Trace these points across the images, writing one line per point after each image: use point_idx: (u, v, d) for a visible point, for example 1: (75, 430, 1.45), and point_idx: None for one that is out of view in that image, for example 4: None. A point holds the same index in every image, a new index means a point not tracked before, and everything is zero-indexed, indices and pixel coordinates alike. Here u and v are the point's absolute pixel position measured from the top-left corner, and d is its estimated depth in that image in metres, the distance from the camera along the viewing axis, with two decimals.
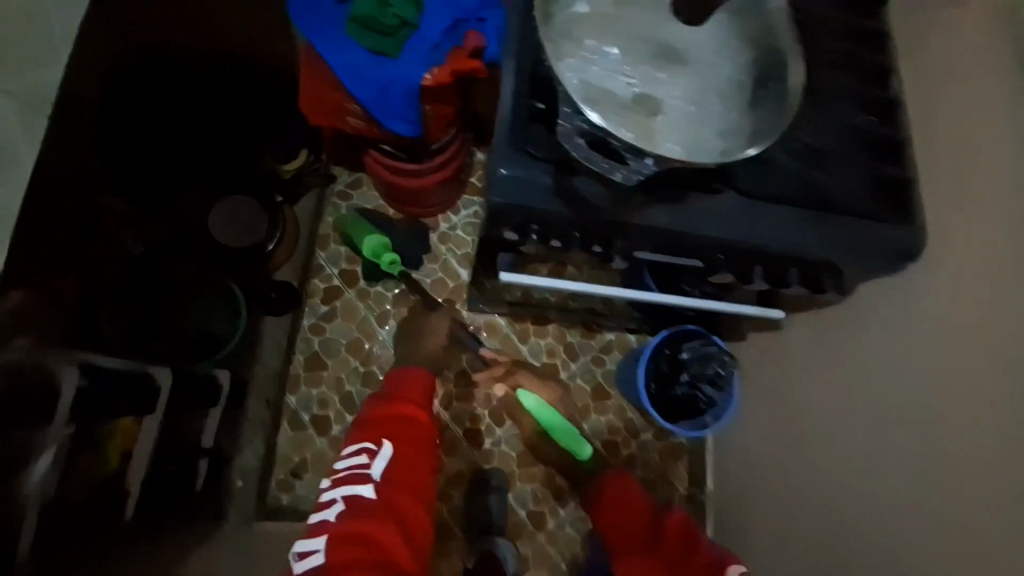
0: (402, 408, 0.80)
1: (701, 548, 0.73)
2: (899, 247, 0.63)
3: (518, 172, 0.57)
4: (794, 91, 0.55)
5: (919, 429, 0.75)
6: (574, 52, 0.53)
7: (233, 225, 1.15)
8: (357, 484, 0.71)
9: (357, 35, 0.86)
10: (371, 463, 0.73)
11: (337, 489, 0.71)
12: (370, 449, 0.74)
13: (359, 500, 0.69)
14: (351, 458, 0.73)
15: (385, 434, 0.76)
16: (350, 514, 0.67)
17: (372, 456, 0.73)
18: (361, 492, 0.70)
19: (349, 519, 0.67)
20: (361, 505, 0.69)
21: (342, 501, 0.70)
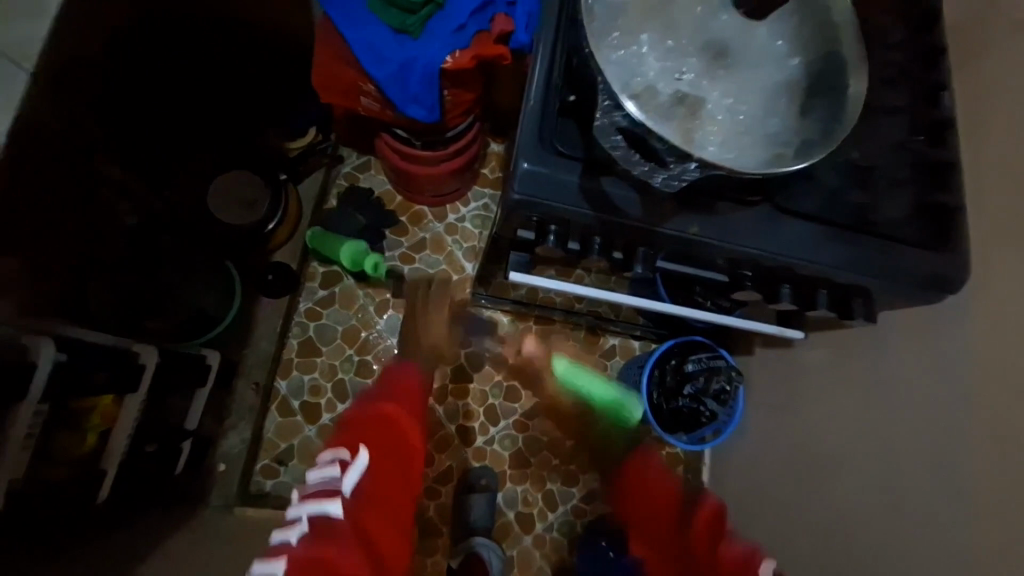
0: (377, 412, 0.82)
1: (728, 542, 0.67)
2: (935, 275, 0.60)
3: (545, 169, 0.53)
4: (853, 100, 0.51)
5: (930, 464, 0.72)
6: (619, 44, 0.49)
7: (236, 202, 1.12)
8: (326, 499, 0.68)
9: (379, 10, 0.82)
10: (343, 475, 0.71)
11: (305, 505, 0.68)
12: (345, 458, 0.73)
13: (326, 520, 0.66)
14: (326, 471, 0.72)
15: (361, 441, 0.76)
16: (317, 535, 0.64)
17: (346, 467, 0.72)
18: (329, 508, 0.67)
19: (315, 543, 0.63)
20: (327, 523, 0.66)
21: (308, 521, 0.66)
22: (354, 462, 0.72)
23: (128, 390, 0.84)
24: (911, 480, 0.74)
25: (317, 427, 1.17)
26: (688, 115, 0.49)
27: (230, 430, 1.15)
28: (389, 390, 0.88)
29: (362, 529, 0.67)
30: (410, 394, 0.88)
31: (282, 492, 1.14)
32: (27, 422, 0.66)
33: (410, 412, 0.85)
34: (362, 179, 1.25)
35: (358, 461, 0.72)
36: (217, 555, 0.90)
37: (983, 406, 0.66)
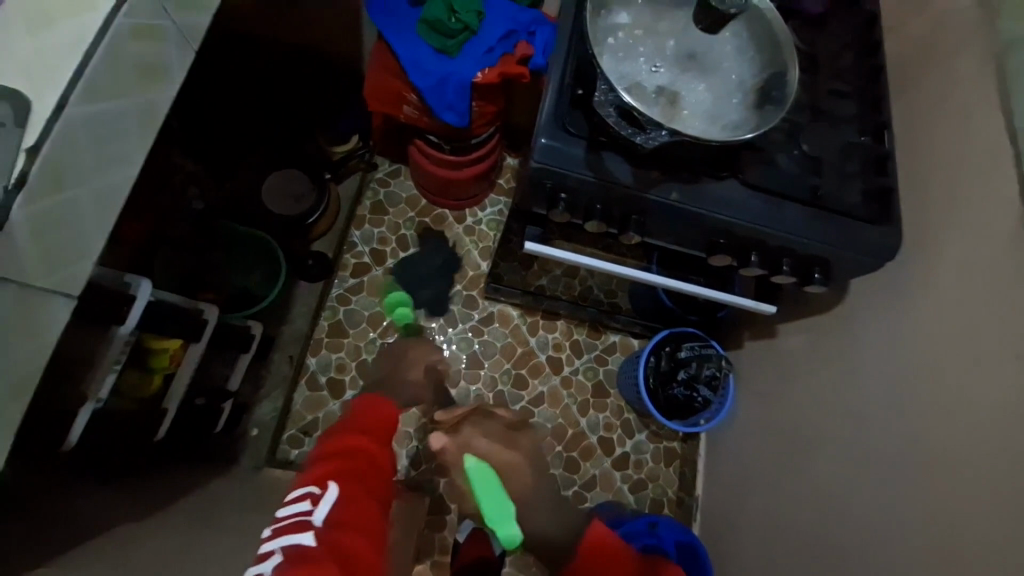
0: (350, 446, 0.87)
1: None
2: (884, 245, 0.73)
3: (557, 143, 0.67)
4: (791, 83, 0.66)
5: (905, 423, 0.83)
6: (613, 52, 0.66)
7: (284, 195, 1.27)
8: (298, 532, 0.72)
9: (424, 34, 1.00)
10: (314, 509, 0.76)
11: (278, 539, 0.73)
12: (316, 492, 0.78)
13: (300, 549, 0.70)
14: (296, 505, 0.77)
15: (333, 472, 0.82)
16: (291, 564, 0.67)
17: (317, 501, 0.77)
18: (301, 540, 0.71)
19: (289, 570, 0.67)
20: (301, 552, 0.70)
21: (281, 553, 0.71)
22: (324, 496, 0.77)
23: (192, 339, 0.95)
24: (890, 440, 0.85)
25: (341, 403, 1.28)
26: (667, 103, 0.64)
27: (264, 398, 1.26)
28: (354, 423, 0.93)
29: (337, 552, 0.72)
30: (375, 425, 0.93)
31: (305, 461, 1.23)
32: (117, 347, 0.79)
33: (377, 448, 0.90)
34: (392, 184, 1.43)
35: (328, 495, 0.78)
36: (250, 507, 0.99)
37: (940, 367, 0.79)
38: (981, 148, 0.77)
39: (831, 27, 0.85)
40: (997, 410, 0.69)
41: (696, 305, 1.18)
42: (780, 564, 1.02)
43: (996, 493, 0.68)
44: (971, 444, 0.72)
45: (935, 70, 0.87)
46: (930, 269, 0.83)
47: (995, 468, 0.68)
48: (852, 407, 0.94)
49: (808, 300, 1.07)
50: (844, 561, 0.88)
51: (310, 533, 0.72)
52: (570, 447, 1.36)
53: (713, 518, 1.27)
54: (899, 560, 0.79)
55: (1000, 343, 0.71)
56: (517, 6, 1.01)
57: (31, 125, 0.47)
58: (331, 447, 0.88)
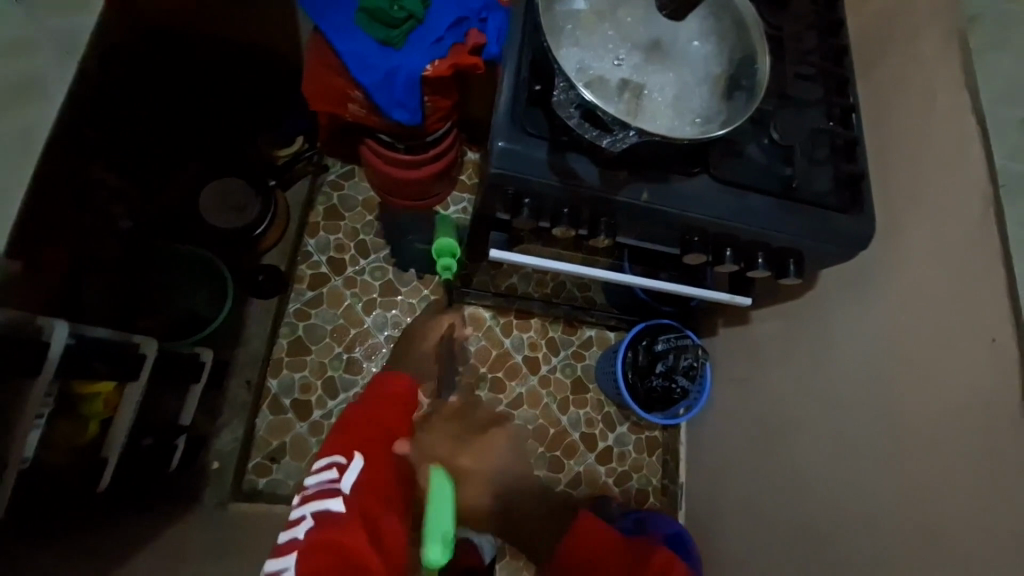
0: (374, 415, 0.82)
1: None
2: (857, 234, 0.71)
3: (516, 146, 0.62)
4: (761, 74, 0.62)
5: (880, 408, 0.83)
6: (571, 44, 0.60)
7: (225, 207, 1.17)
8: (328, 497, 0.71)
9: (365, 25, 0.91)
10: (341, 477, 0.73)
11: (308, 505, 0.71)
12: (342, 461, 0.75)
13: (329, 514, 0.69)
14: (322, 474, 0.74)
15: (357, 441, 0.78)
16: (322, 530, 0.66)
17: (343, 470, 0.74)
18: (330, 505, 0.69)
19: (320, 535, 0.66)
20: (330, 517, 0.68)
21: (312, 518, 0.70)
22: (351, 464, 0.74)
23: (129, 378, 0.87)
24: (864, 422, 0.86)
25: (309, 424, 1.21)
26: (632, 99, 0.59)
27: (223, 427, 1.17)
28: (375, 392, 0.86)
29: (368, 516, 0.69)
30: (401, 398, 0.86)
31: (276, 489, 1.16)
32: (42, 391, 0.70)
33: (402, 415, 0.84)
34: (346, 186, 1.33)
35: (354, 463, 0.74)
36: (216, 551, 0.92)
37: (911, 350, 0.79)
38: (946, 127, 0.76)
39: (794, 6, 0.81)
40: (972, 392, 0.69)
41: (673, 296, 1.16)
42: (765, 549, 1.03)
43: (974, 477, 0.68)
44: (945, 428, 0.72)
45: (897, 46, 0.85)
46: (897, 252, 0.83)
47: (971, 451, 0.69)
48: (827, 393, 0.94)
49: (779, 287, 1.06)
50: (826, 543, 0.89)
51: (337, 499, 0.70)
52: (553, 446, 1.34)
53: (697, 504, 1.28)
54: (882, 543, 0.79)
55: (970, 326, 0.71)
56: None
57: None
58: (353, 417, 0.83)
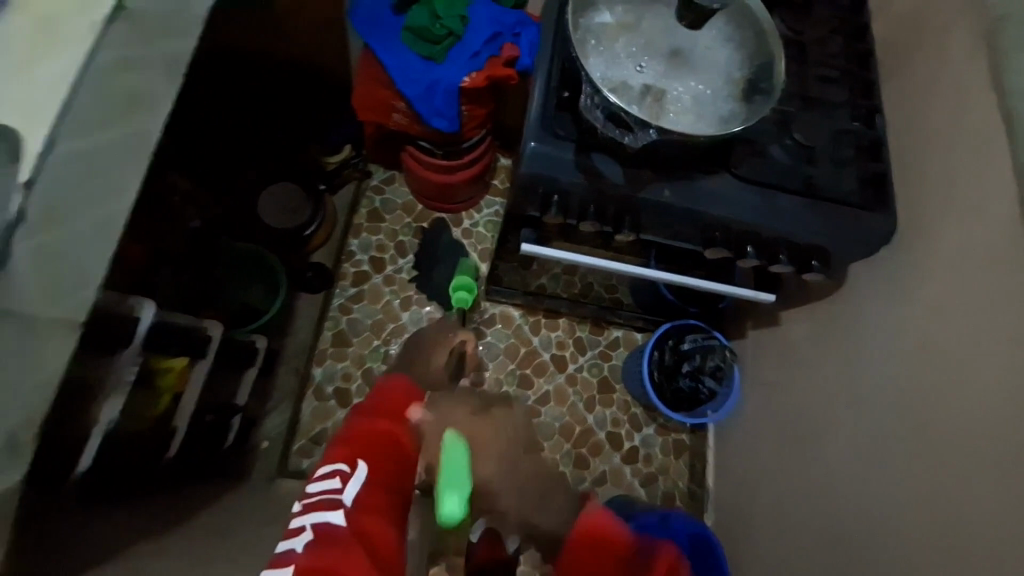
0: (378, 426, 0.79)
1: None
2: (880, 231, 0.72)
3: (546, 147, 0.67)
4: (779, 78, 0.65)
5: (911, 409, 0.83)
6: (598, 54, 0.65)
7: (280, 208, 1.27)
8: (329, 510, 0.67)
9: (410, 42, 1.00)
10: (344, 487, 0.70)
11: (307, 515, 0.68)
12: (346, 471, 0.72)
13: (329, 528, 0.66)
14: (325, 482, 0.70)
15: (363, 450, 0.75)
16: (324, 542, 0.63)
17: (347, 480, 0.71)
18: (332, 517, 0.66)
19: (322, 548, 0.63)
20: (330, 533, 0.65)
21: (312, 529, 0.66)
22: (355, 475, 0.71)
23: (198, 355, 0.97)
24: (895, 423, 0.85)
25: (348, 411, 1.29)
26: (654, 102, 0.64)
27: (273, 411, 1.27)
28: (378, 402, 0.84)
29: (367, 536, 0.67)
30: (401, 409, 0.84)
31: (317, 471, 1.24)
32: (128, 367, 0.82)
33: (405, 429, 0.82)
34: (388, 191, 1.43)
35: (358, 473, 0.72)
36: (264, 521, 1.00)
37: (943, 349, 0.79)
38: (976, 127, 0.77)
39: (820, 12, 0.84)
40: (1005, 391, 0.69)
41: (700, 297, 1.18)
42: (793, 552, 1.02)
43: (1007, 477, 0.67)
44: (976, 425, 0.72)
45: (926, 49, 0.86)
46: (928, 253, 0.83)
47: (1003, 450, 0.68)
48: (858, 395, 0.94)
49: (808, 289, 1.07)
50: (854, 546, 0.89)
51: (338, 515, 0.67)
52: (579, 444, 1.37)
53: (725, 507, 1.28)
54: (912, 544, 0.78)
55: (1003, 324, 0.70)
56: (501, 8, 1.01)
57: (24, 159, 0.49)
58: (357, 425, 0.80)
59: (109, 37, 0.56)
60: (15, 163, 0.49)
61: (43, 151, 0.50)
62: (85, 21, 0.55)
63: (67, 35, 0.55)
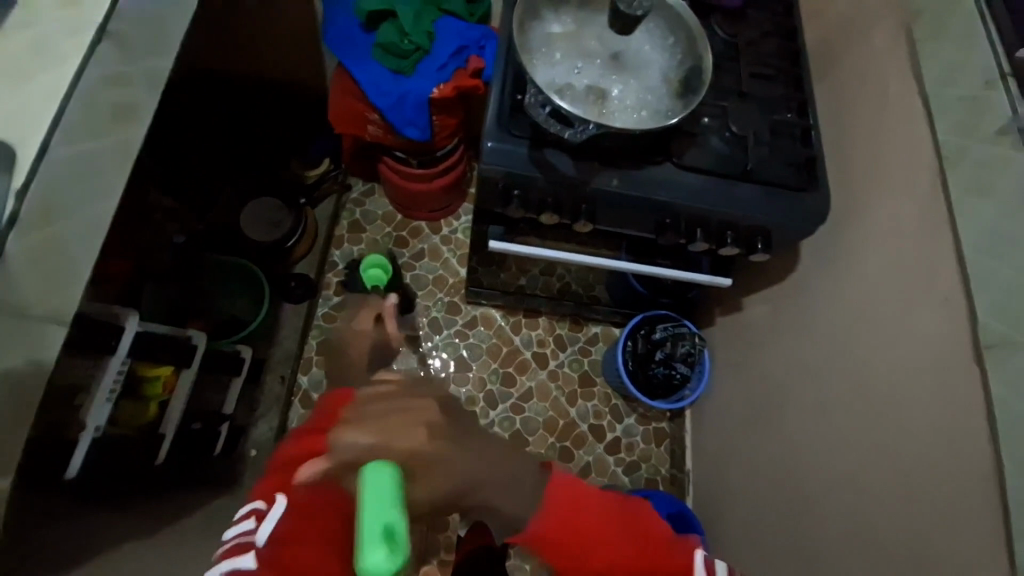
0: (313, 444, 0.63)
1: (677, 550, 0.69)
2: (816, 211, 0.79)
3: (503, 145, 0.73)
4: (706, 70, 0.71)
5: (861, 375, 0.87)
6: (544, 60, 0.72)
7: (260, 220, 1.31)
8: (240, 554, 0.57)
9: (381, 57, 1.06)
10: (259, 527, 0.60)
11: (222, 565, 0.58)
12: (261, 508, 0.61)
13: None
14: (241, 524, 0.61)
15: (286, 477, 0.62)
16: None
17: (261, 518, 0.60)
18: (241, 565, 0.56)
19: None
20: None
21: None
22: (270, 511, 0.60)
23: (184, 364, 0.98)
24: (846, 391, 0.91)
25: None
26: (596, 101, 0.70)
27: (260, 419, 1.28)
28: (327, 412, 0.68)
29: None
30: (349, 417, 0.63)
31: None
32: (114, 372, 0.84)
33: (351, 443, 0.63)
34: (368, 202, 1.48)
35: (274, 509, 0.60)
36: None
37: (883, 318, 0.84)
38: (899, 112, 0.84)
39: (753, 16, 0.92)
40: (939, 350, 0.73)
41: (669, 288, 1.24)
42: (767, 525, 1.06)
43: (943, 428, 0.71)
44: (915, 383, 0.77)
45: (853, 46, 0.94)
46: (867, 229, 0.89)
47: (938, 405, 0.73)
48: (815, 368, 0.99)
49: (768, 274, 1.13)
50: (819, 511, 0.92)
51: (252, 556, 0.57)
52: (563, 437, 1.40)
53: (704, 491, 1.32)
54: (867, 503, 0.82)
55: (932, 288, 0.76)
56: (465, 24, 1.08)
57: (20, 168, 0.51)
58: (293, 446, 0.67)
59: (97, 54, 0.58)
60: (12, 172, 0.51)
61: (38, 156, 0.52)
62: (74, 40, 0.58)
63: (61, 51, 0.57)
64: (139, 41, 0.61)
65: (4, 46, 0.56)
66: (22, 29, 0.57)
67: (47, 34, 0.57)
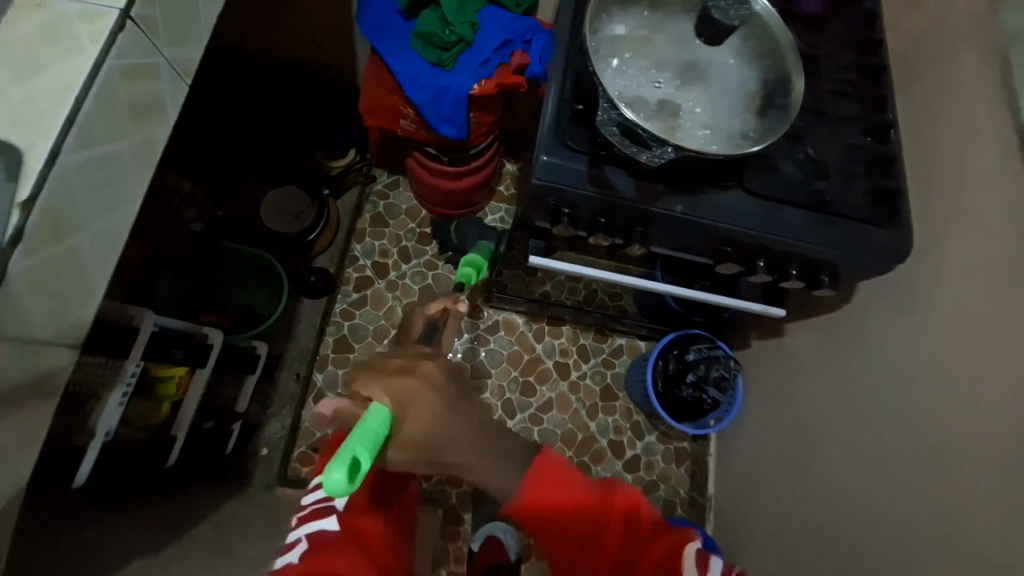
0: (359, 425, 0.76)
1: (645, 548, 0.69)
2: (891, 248, 0.72)
3: (560, 160, 0.67)
4: (796, 92, 0.65)
5: (915, 422, 0.81)
6: (614, 67, 0.65)
7: (280, 212, 1.24)
8: (320, 518, 0.69)
9: (420, 48, 0.98)
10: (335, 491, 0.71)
11: (302, 527, 0.69)
12: None
13: (323, 536, 0.67)
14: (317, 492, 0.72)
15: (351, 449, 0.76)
16: (318, 549, 0.65)
17: None
18: (324, 523, 0.68)
19: (317, 556, 0.64)
20: (324, 539, 0.66)
21: (306, 541, 0.67)
22: None
23: (198, 364, 0.96)
24: (893, 437, 0.85)
25: None
26: (667, 118, 0.64)
27: (273, 416, 1.25)
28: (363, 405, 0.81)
29: (359, 535, 0.69)
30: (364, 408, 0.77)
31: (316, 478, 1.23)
32: (130, 371, 0.81)
33: None
34: (392, 196, 1.42)
35: None
36: (258, 527, 0.98)
37: (947, 365, 0.78)
38: (988, 142, 0.76)
39: (832, 26, 0.83)
40: (1017, 413, 0.67)
41: (705, 307, 1.18)
42: (794, 566, 1.01)
43: (1013, 500, 0.65)
44: (980, 439, 0.71)
45: (936, 64, 0.86)
46: (937, 268, 0.82)
47: (1008, 472, 0.66)
48: (860, 409, 0.94)
49: (816, 301, 1.06)
50: (856, 558, 0.88)
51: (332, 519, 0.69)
52: (582, 452, 1.36)
53: (725, 518, 1.28)
54: (913, 563, 0.77)
55: (1010, 341, 0.69)
56: (511, 15, 1.00)
57: (25, 176, 0.44)
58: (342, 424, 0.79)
59: (122, 43, 0.50)
60: (14, 183, 0.43)
61: (48, 165, 0.45)
62: (87, 21, 0.49)
63: (75, 36, 0.49)
64: (164, 26, 0.54)
65: (11, 29, 0.49)
66: (32, 9, 0.50)
67: (62, 15, 0.49)
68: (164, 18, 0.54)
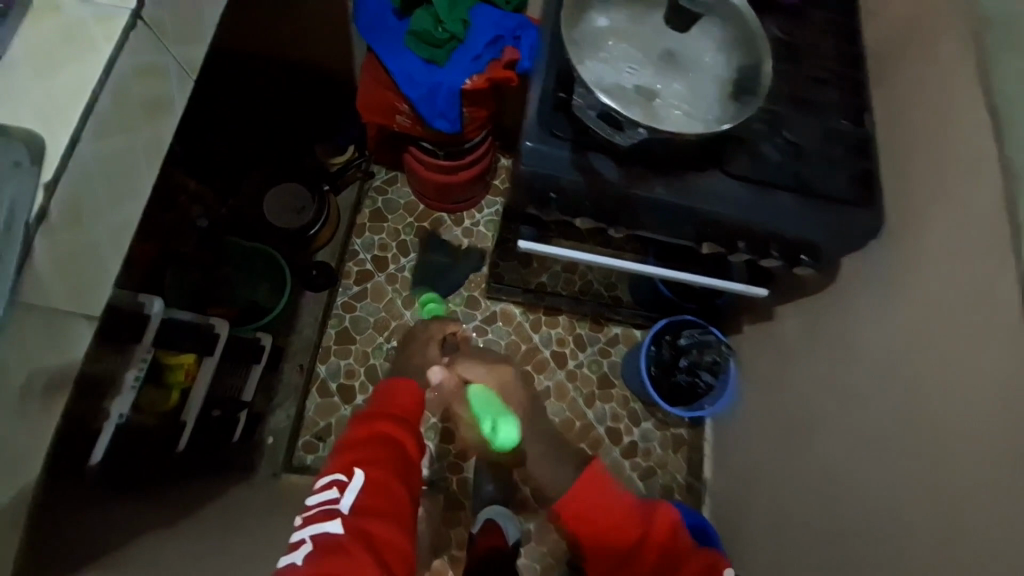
0: (376, 428, 0.77)
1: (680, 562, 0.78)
2: (867, 226, 0.75)
3: (543, 146, 0.70)
4: (765, 75, 0.68)
5: (901, 397, 0.84)
6: (595, 56, 0.68)
7: (283, 208, 1.29)
8: (326, 519, 0.65)
9: (413, 46, 1.02)
10: (342, 496, 0.68)
11: (306, 529, 0.65)
12: (342, 479, 0.70)
13: (328, 538, 0.63)
14: (323, 493, 0.68)
15: (360, 455, 0.73)
16: (324, 552, 0.60)
17: (344, 488, 0.69)
18: (330, 527, 0.64)
19: (321, 560, 0.60)
20: (330, 541, 0.62)
21: (311, 542, 0.63)
22: (352, 482, 0.69)
23: (207, 353, 1.00)
24: (882, 413, 0.88)
25: (351, 407, 1.31)
26: (646, 102, 0.67)
27: (277, 407, 1.28)
28: (382, 403, 0.82)
29: (368, 538, 0.64)
30: (395, 408, 0.81)
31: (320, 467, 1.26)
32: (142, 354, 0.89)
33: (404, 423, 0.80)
34: (390, 191, 1.45)
35: (355, 481, 0.69)
36: (268, 511, 1.02)
37: (929, 341, 0.81)
38: (963, 124, 0.79)
39: (811, 15, 0.86)
40: (994, 382, 0.69)
41: (696, 294, 1.21)
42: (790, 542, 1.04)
43: (990, 465, 0.68)
44: (960, 409, 0.74)
45: (912, 52, 0.89)
46: (916, 248, 0.85)
47: (986, 438, 0.69)
48: (847, 388, 0.97)
49: (805, 285, 1.09)
50: (848, 533, 0.90)
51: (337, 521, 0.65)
52: (580, 438, 1.39)
53: (722, 501, 1.31)
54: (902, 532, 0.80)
55: (987, 314, 0.72)
56: (501, 13, 1.04)
57: (47, 162, 0.48)
58: (359, 426, 0.78)
59: (132, 41, 0.54)
60: (38, 167, 0.48)
61: (67, 151, 0.49)
62: (101, 23, 0.53)
63: (90, 36, 0.52)
64: (171, 25, 0.58)
65: (30, 29, 0.52)
66: (46, 11, 0.53)
67: (77, 16, 0.53)
68: (170, 17, 0.58)
